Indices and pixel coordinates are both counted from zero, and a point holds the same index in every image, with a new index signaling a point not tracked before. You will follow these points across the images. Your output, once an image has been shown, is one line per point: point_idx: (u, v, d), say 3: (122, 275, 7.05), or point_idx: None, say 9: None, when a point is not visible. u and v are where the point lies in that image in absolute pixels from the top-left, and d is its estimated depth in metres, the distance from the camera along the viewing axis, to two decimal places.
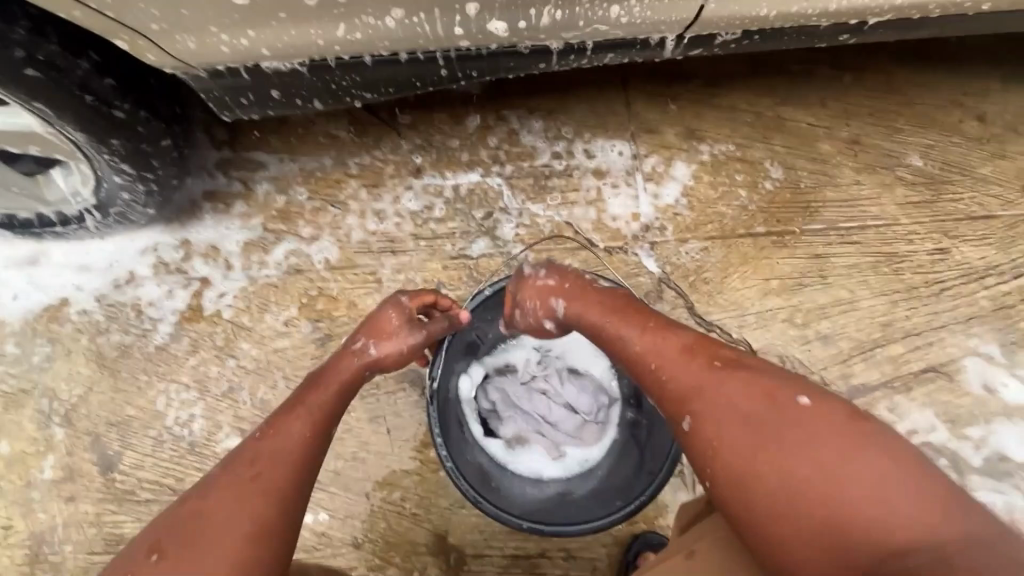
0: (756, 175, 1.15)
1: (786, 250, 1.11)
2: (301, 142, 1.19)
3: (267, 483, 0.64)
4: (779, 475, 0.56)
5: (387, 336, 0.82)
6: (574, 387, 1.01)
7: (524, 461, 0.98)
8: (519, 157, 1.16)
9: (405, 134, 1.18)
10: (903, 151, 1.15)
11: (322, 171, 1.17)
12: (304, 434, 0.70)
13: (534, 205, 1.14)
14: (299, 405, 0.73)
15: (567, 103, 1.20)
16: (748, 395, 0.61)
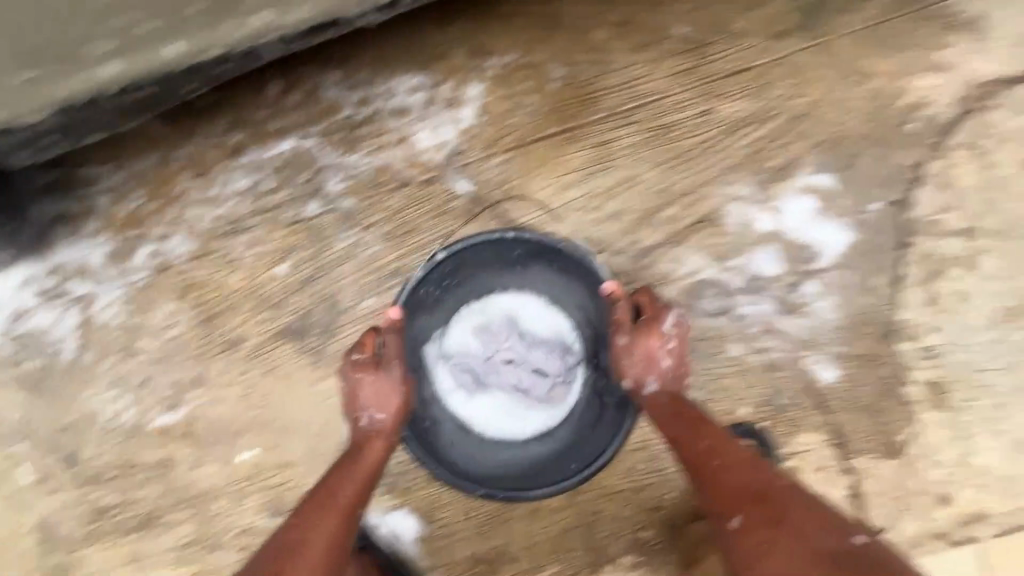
0: (541, 79, 1.27)
1: (577, 143, 1.26)
2: (125, 148, 1.27)
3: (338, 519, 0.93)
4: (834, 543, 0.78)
5: (371, 396, 1.13)
6: (539, 353, 1.24)
7: (499, 425, 1.24)
8: (326, 113, 1.27)
9: (216, 116, 1.27)
10: (668, 22, 1.27)
11: (153, 171, 1.27)
12: (334, 525, 0.92)
13: (351, 157, 1.26)
14: (335, 493, 0.97)
15: (358, 48, 1.27)
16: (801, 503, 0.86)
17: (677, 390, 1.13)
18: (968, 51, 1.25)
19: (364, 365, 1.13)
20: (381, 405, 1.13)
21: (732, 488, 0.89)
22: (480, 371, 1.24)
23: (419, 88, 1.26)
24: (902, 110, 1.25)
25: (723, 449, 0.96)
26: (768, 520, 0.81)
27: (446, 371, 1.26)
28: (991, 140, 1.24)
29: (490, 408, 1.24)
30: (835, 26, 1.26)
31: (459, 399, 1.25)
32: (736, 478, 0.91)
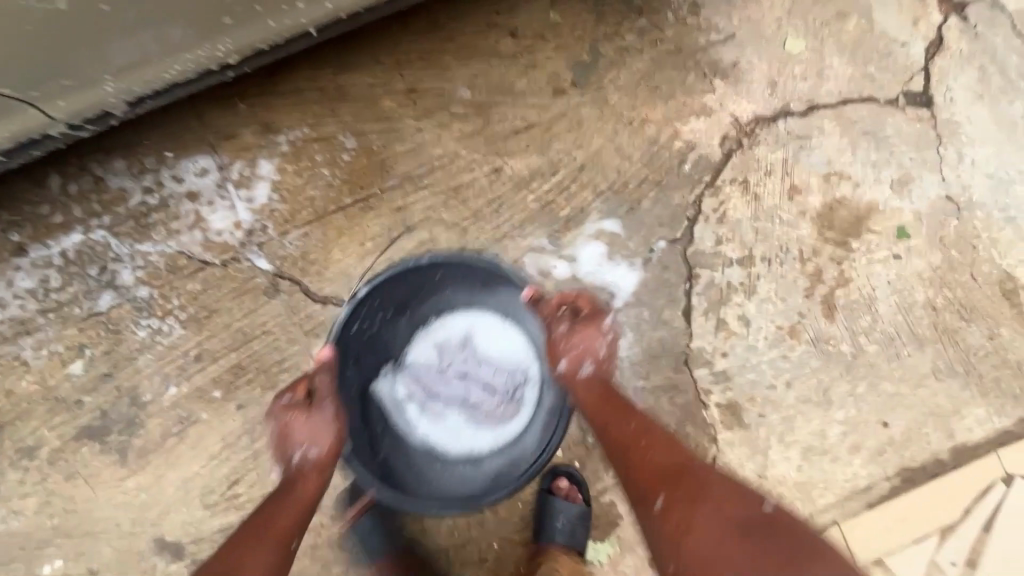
0: (334, 151, 1.29)
1: (373, 211, 1.29)
2: None
3: (267, 535, 0.93)
4: (706, 486, 0.92)
5: (303, 431, 1.08)
6: (489, 367, 1.27)
7: (453, 438, 1.25)
8: (113, 203, 1.24)
9: None
10: (453, 86, 1.32)
11: None
12: (274, 542, 0.93)
13: (142, 245, 1.24)
14: (266, 524, 0.96)
15: (142, 135, 1.26)
16: (690, 464, 0.98)
17: (605, 377, 1.14)
18: (728, 93, 1.36)
19: (296, 408, 1.08)
20: (316, 440, 1.07)
21: (657, 464, 0.98)
22: (427, 387, 1.27)
23: (207, 170, 1.26)
24: (677, 152, 1.34)
25: (652, 436, 1.04)
26: (685, 495, 0.91)
27: (404, 383, 1.27)
28: (757, 173, 1.34)
29: (446, 422, 1.26)
30: (606, 81, 1.35)
31: (414, 414, 1.26)
32: (666, 458, 0.99)
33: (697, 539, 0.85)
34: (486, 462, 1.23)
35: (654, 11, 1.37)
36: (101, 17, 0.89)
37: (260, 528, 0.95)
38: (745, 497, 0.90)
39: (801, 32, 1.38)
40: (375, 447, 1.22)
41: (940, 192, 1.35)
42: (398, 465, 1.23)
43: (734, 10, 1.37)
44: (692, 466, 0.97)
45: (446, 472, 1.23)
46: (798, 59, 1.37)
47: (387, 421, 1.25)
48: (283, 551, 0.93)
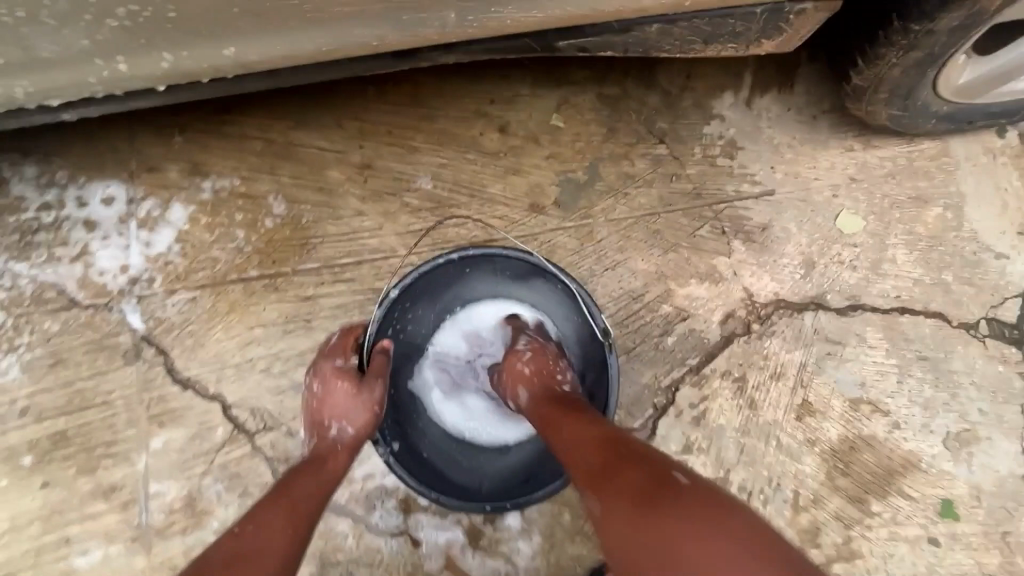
0: (257, 214, 1.10)
1: (276, 293, 1.08)
2: None
3: (293, 525, 0.69)
4: (638, 489, 0.60)
5: (341, 404, 0.84)
6: None
7: (481, 433, 0.98)
8: (5, 211, 1.09)
9: None
10: (414, 173, 1.10)
11: None
12: (294, 527, 0.69)
13: (18, 264, 1.08)
14: (296, 508, 0.71)
15: (63, 144, 1.10)
16: (636, 476, 0.61)
17: (553, 389, 0.82)
18: (748, 261, 1.06)
19: (342, 378, 0.86)
20: (354, 417, 0.84)
21: (589, 461, 0.66)
22: (469, 376, 0.99)
23: (114, 200, 1.10)
24: (662, 319, 1.05)
25: (578, 438, 0.70)
26: (618, 486, 0.61)
27: (430, 373, 0.99)
28: (760, 373, 1.02)
29: (476, 416, 0.99)
30: (597, 210, 1.09)
31: (438, 402, 0.99)
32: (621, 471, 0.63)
33: (627, 545, 0.56)
34: (522, 464, 0.96)
35: (679, 141, 1.10)
36: None
37: (265, 520, 0.68)
38: (737, 507, 0.57)
39: (862, 208, 1.07)
40: (387, 432, 0.94)
41: (1013, 467, 0.99)
42: (427, 454, 0.96)
43: (781, 163, 1.09)
44: (643, 473, 0.61)
45: (479, 470, 0.96)
46: (851, 241, 1.06)
47: (405, 409, 0.98)
48: (308, 533, 0.70)
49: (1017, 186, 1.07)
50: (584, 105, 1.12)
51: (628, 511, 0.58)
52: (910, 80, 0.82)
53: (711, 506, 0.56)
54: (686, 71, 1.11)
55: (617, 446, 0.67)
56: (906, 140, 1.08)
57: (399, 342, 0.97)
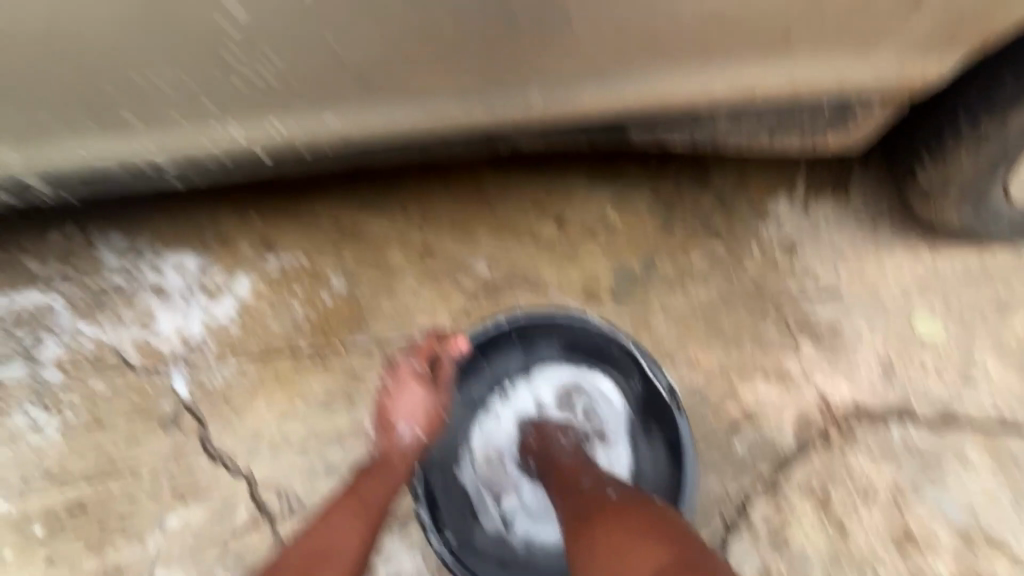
0: (315, 289, 1.12)
1: (324, 367, 1.06)
2: None
3: (363, 532, 0.77)
4: (613, 512, 0.68)
5: (409, 406, 0.88)
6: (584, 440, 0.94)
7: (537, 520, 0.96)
8: (85, 274, 1.14)
9: None
10: (471, 257, 1.13)
11: None
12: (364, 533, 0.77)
13: (84, 324, 1.11)
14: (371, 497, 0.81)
15: (150, 217, 1.18)
16: (620, 501, 0.70)
17: (554, 447, 0.88)
18: (820, 362, 0.99)
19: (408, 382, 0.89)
20: (418, 421, 0.88)
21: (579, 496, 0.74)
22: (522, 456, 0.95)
23: (187, 269, 1.15)
24: (729, 424, 0.96)
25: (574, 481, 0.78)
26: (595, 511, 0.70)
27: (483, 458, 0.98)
28: (846, 491, 0.92)
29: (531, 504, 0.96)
30: (654, 301, 1.06)
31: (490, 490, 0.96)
32: (588, 511, 0.71)
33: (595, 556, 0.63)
34: None
35: (736, 238, 1.09)
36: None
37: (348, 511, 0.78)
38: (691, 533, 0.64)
39: (938, 312, 1.01)
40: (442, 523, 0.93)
41: None
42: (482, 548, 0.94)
43: (844, 263, 1.06)
44: (625, 501, 0.70)
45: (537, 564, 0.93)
46: (931, 346, 0.99)
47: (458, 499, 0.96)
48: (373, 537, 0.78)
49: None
50: (640, 200, 1.13)
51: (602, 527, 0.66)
52: (978, 184, 0.83)
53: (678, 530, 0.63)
54: (740, 171, 1.13)
55: (611, 486, 0.74)
56: (978, 246, 1.04)
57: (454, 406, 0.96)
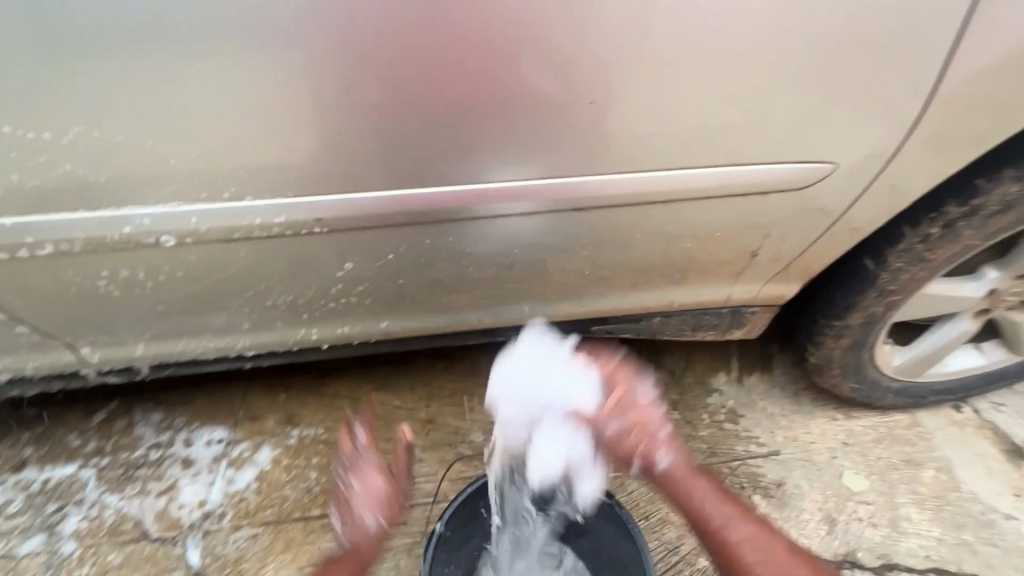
0: (330, 458, 1.26)
1: (333, 532, 1.16)
2: None
3: None
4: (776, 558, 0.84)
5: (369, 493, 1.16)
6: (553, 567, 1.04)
7: None
8: (120, 448, 1.26)
9: (26, 429, 1.28)
10: (469, 428, 1.31)
11: None
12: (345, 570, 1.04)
13: (110, 495, 1.20)
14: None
15: (190, 395, 1.34)
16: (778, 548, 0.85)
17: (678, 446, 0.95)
18: (769, 516, 1.16)
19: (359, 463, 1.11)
20: (379, 507, 1.15)
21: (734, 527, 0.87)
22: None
23: (215, 442, 1.28)
24: None
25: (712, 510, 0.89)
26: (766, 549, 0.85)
27: None
28: None
29: None
30: (627, 464, 1.25)
31: None
32: (721, 512, 0.89)
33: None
34: None
35: (688, 408, 1.33)
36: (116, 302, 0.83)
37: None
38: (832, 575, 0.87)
39: (861, 468, 1.22)
40: None
41: None
42: None
43: (779, 428, 1.28)
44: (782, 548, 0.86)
45: None
46: (861, 499, 1.18)
47: None
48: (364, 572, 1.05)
49: (994, 453, 1.24)
50: None
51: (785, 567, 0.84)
52: (850, 357, 1.10)
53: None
54: (686, 354, 1.41)
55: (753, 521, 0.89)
56: (879, 412, 1.29)
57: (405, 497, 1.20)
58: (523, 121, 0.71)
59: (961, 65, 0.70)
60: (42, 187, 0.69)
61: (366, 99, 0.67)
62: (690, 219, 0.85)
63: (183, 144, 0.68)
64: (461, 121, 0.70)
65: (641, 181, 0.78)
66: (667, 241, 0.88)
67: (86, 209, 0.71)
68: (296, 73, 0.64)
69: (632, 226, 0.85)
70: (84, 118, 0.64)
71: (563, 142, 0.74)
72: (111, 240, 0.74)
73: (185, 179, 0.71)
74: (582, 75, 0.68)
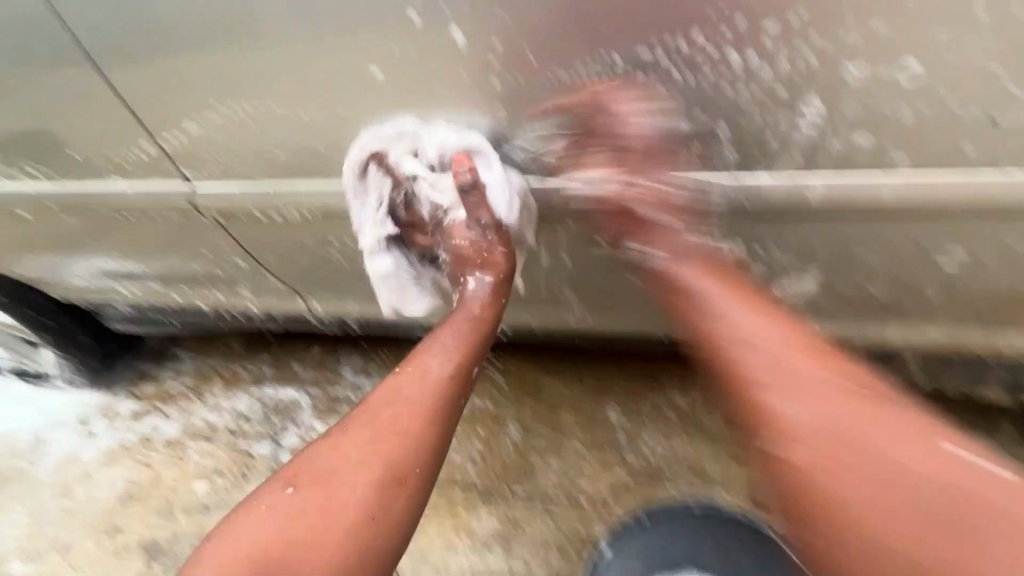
0: (494, 433, 1.27)
1: (490, 506, 1.17)
2: (205, 345, 1.63)
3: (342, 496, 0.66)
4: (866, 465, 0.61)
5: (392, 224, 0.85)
6: None
7: None
8: (329, 383, 1.47)
9: (269, 354, 1.56)
10: (638, 434, 1.20)
11: (206, 368, 1.58)
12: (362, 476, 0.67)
13: (318, 422, 1.41)
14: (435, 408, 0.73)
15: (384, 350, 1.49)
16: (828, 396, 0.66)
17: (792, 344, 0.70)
18: None
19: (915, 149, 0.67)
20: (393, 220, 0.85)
21: (791, 371, 0.67)
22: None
23: None
24: None
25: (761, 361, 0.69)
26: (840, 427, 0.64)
27: None
28: None
29: None
30: None
31: None
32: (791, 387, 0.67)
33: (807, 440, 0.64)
34: None
35: None
36: (333, 265, 0.93)
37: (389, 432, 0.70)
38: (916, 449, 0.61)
39: None
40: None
41: None
42: None
43: None
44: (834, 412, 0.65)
45: None
46: None
47: None
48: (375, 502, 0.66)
49: None
50: None
51: (859, 478, 0.61)
52: None
53: (908, 453, 0.61)
54: (930, 405, 1.11)
55: (851, 399, 0.65)
56: None
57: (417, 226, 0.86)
58: (807, 88, 0.61)
59: None
60: (307, 153, 0.79)
61: (653, 54, 0.62)
62: (986, 225, 0.68)
63: (426, 120, 0.72)
64: (741, 84, 0.62)
65: (912, 186, 0.66)
66: (936, 257, 0.72)
67: (332, 180, 0.81)
68: (562, 21, 0.61)
69: (896, 231, 0.71)
70: (348, 93, 0.71)
71: (839, 118, 0.63)
72: (334, 211, 0.84)
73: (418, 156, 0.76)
74: (888, 34, 0.56)
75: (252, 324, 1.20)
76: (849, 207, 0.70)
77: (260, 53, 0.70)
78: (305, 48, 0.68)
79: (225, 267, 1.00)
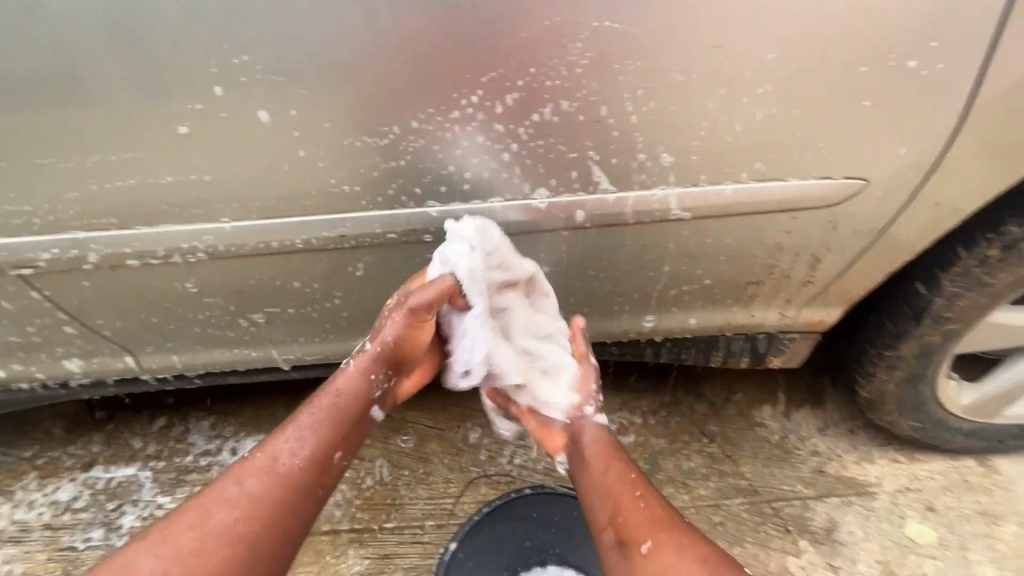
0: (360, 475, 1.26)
1: (359, 547, 1.16)
2: (12, 433, 1.40)
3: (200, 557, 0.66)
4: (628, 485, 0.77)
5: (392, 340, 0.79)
6: None
7: None
8: (174, 453, 1.35)
9: (99, 432, 1.39)
10: (499, 450, 1.28)
11: (13, 460, 1.35)
12: (239, 518, 0.69)
13: (162, 497, 1.29)
14: (314, 478, 0.75)
15: (239, 409, 1.41)
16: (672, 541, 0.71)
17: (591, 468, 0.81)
18: (818, 563, 1.10)
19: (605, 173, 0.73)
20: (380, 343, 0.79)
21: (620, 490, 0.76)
22: None
23: None
24: None
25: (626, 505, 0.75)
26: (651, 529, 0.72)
27: None
28: None
29: None
30: None
31: None
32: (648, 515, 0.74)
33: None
34: None
35: (731, 444, 1.26)
36: (150, 321, 0.87)
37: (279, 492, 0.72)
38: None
39: (925, 518, 1.14)
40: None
41: None
42: None
43: (828, 467, 1.22)
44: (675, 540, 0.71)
45: None
46: (925, 553, 1.10)
47: None
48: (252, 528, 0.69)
49: None
50: (643, 408, 1.32)
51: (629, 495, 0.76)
52: (911, 396, 1.01)
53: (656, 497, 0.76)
54: (727, 385, 1.35)
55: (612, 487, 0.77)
56: (946, 456, 1.21)
57: (206, 316, 0.86)
58: (558, 149, 0.68)
59: (1001, 70, 0.62)
60: (116, 204, 0.71)
61: (431, 126, 0.65)
62: (736, 234, 0.76)
63: (238, 175, 0.69)
64: (510, 147, 0.67)
65: (669, 195, 0.71)
66: (710, 256, 0.79)
67: (152, 226, 0.73)
68: (344, 91, 0.63)
69: (672, 241, 0.77)
70: (140, 147, 0.66)
71: (576, 172, 0.70)
72: (133, 264, 0.77)
73: (236, 202, 0.71)
74: (623, 108, 0.64)
75: (77, 396, 1.05)
76: (623, 220, 0.74)
77: (51, 99, 0.62)
78: (86, 113, 0.63)
79: (17, 338, 0.88)
